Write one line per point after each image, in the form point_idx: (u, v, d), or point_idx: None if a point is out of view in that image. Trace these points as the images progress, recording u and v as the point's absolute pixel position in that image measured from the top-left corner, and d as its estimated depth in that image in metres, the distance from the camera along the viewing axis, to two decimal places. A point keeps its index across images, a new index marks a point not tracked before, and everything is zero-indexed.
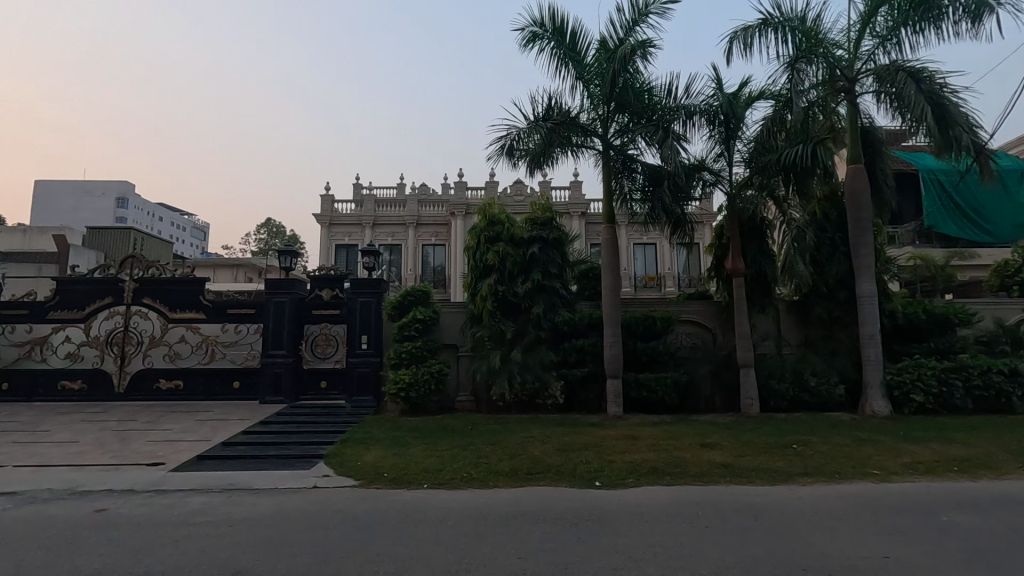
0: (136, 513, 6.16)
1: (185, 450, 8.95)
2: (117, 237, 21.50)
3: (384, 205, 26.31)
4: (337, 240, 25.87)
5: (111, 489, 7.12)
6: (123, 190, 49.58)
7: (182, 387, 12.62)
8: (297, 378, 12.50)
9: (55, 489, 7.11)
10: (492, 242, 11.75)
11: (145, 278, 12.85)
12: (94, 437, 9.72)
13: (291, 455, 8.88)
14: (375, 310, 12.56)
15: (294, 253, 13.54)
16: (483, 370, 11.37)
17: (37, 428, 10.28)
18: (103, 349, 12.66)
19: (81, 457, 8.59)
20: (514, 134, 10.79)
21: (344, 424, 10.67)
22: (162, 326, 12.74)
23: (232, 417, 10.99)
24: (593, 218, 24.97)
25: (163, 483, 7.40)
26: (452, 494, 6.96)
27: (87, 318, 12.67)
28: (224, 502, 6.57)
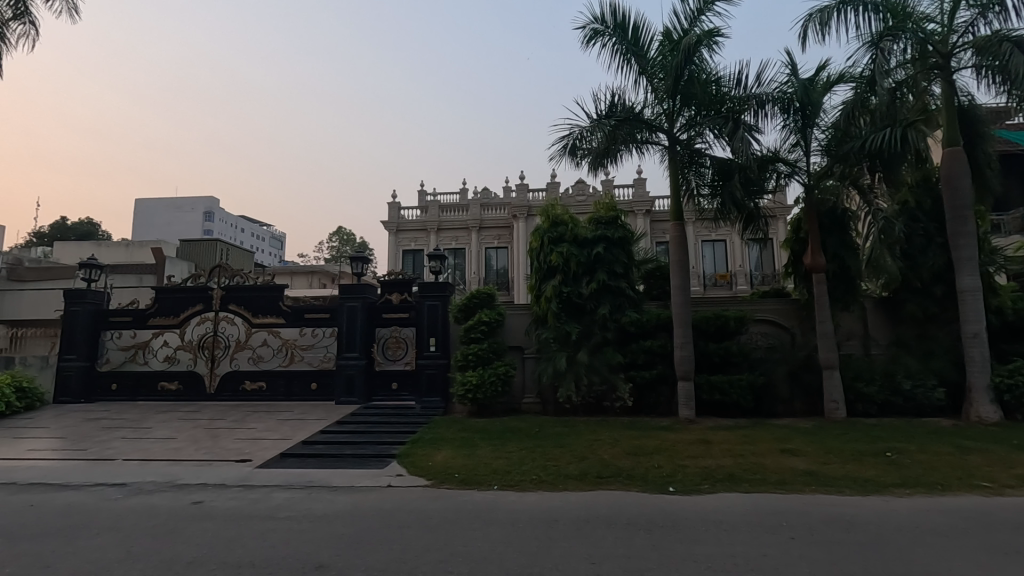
0: (227, 506, 6.56)
1: (269, 448, 9.48)
2: (205, 248, 23.15)
3: (448, 209, 26.85)
4: (404, 246, 26.67)
5: (204, 483, 7.63)
6: (210, 204, 53.37)
7: (265, 387, 13.39)
8: (369, 380, 12.96)
9: (158, 482, 7.72)
10: (556, 242, 11.68)
11: (232, 286, 13.77)
12: (189, 434, 10.48)
13: (365, 454, 9.20)
14: (441, 313, 12.81)
15: (365, 259, 14.07)
16: (549, 371, 11.31)
17: (141, 425, 11.21)
18: (196, 352, 13.66)
19: (178, 453, 9.28)
20: (577, 132, 10.67)
21: (414, 424, 10.95)
22: (246, 330, 13.58)
23: (311, 417, 11.54)
24: (659, 216, 24.35)
25: (250, 479, 7.87)
26: (522, 496, 6.96)
27: (181, 323, 13.71)
28: (305, 498, 6.88)
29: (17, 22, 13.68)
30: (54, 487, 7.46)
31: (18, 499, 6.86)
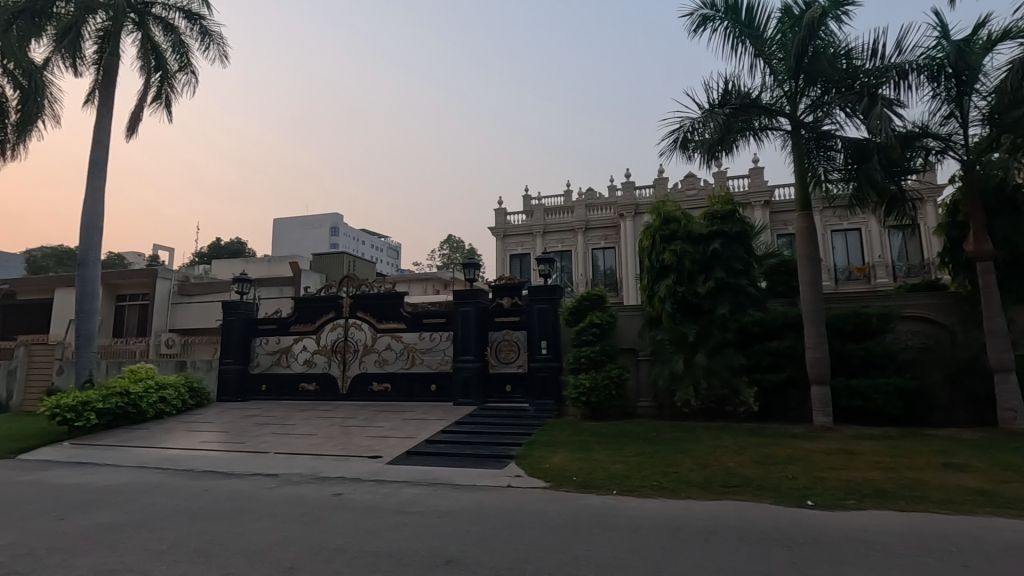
0: (363, 499, 7.10)
1: (396, 445, 10.11)
2: (334, 260, 25.32)
3: (553, 212, 26.97)
4: (511, 250, 27.24)
5: (342, 477, 8.31)
6: (335, 220, 58.28)
7: (390, 389, 14.31)
8: (484, 382, 13.35)
9: (304, 474, 8.54)
10: (668, 240, 11.25)
11: (359, 295, 14.91)
12: (327, 431, 11.49)
13: (484, 455, 9.50)
14: (552, 316, 12.89)
15: (477, 265, 14.53)
16: (665, 374, 10.93)
17: (287, 422, 12.50)
18: (329, 356, 14.95)
19: (319, 448, 10.19)
20: (688, 125, 10.22)
21: (529, 426, 11.10)
22: (372, 335, 14.63)
23: (431, 417, 12.14)
24: (779, 206, 22.62)
25: (382, 474, 8.45)
26: (643, 503, 6.77)
27: (317, 330, 15.09)
28: (430, 495, 7.24)
29: (183, 73, 15.96)
30: (222, 475, 8.54)
31: (195, 484, 7.94)
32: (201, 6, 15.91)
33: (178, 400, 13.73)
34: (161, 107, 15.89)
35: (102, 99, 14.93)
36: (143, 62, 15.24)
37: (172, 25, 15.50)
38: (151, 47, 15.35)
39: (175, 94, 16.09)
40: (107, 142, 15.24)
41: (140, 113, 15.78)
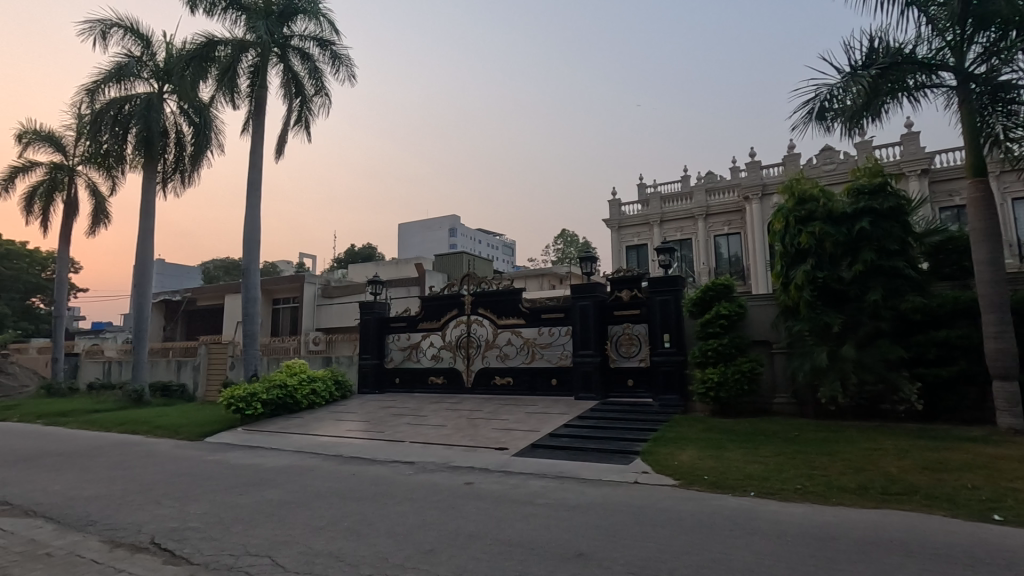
0: (493, 489, 7.35)
1: (521, 438, 10.34)
2: (454, 260, 26.53)
3: (670, 200, 25.89)
4: (626, 242, 26.64)
5: (472, 467, 8.68)
6: (453, 222, 60.96)
7: (512, 382, 14.67)
8: (605, 376, 13.19)
9: (438, 463, 9.05)
10: (805, 222, 10.27)
11: (479, 292, 15.47)
12: (455, 423, 12.08)
13: (608, 449, 9.39)
14: (674, 308, 12.38)
15: (594, 258, 14.37)
16: (806, 368, 10.01)
17: (419, 413, 13.34)
18: (454, 351, 15.69)
19: (449, 439, 10.74)
20: (825, 92, 9.24)
21: (654, 422, 10.78)
22: (493, 331, 15.11)
23: (554, 411, 12.25)
24: (941, 174, 19.69)
25: (509, 466, 8.69)
26: (787, 507, 6.26)
27: (443, 326, 15.92)
28: (557, 488, 7.30)
29: (318, 95, 17.58)
30: (366, 461, 9.32)
31: (343, 469, 8.75)
32: (331, 33, 17.48)
33: (326, 392, 15.23)
34: (302, 129, 17.65)
35: (255, 127, 16.94)
36: (286, 90, 17.01)
37: (308, 54, 17.19)
38: (292, 76, 17.12)
39: (313, 116, 17.77)
40: (260, 164, 17.27)
41: (285, 136, 17.66)
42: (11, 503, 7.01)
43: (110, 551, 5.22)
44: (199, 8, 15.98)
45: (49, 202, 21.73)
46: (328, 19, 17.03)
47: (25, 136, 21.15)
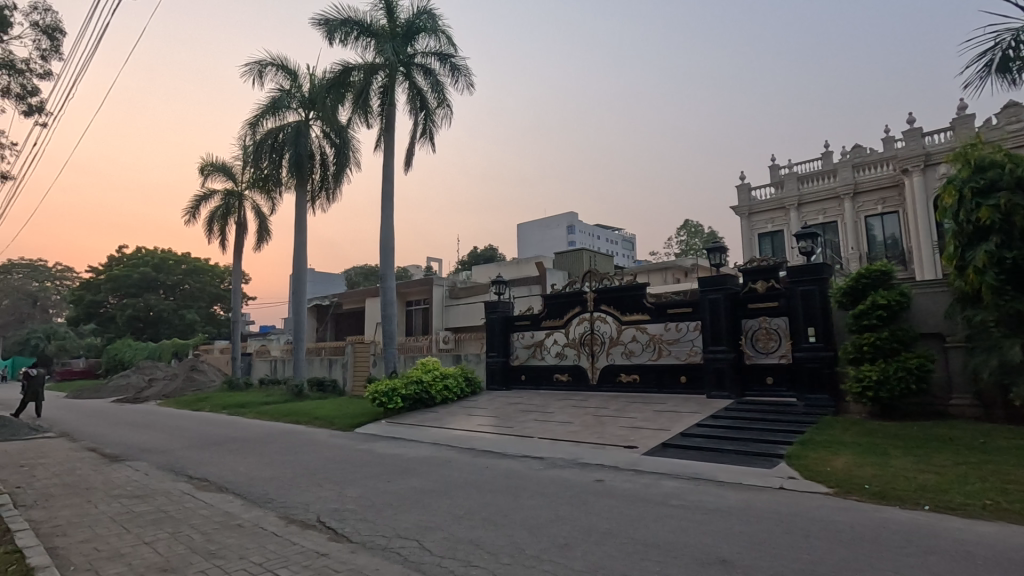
0: (625, 487, 7.23)
1: (651, 436, 10.06)
2: (574, 257, 26.55)
3: (809, 180, 23.58)
4: (759, 229, 24.81)
5: (601, 464, 8.62)
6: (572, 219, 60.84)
7: (638, 380, 14.32)
8: (740, 374, 12.38)
9: (567, 459, 9.12)
10: (985, 194, 8.78)
11: (602, 288, 15.37)
12: (582, 420, 12.07)
13: (748, 452, 8.80)
14: (820, 299, 11.27)
15: (723, 249, 13.54)
16: (992, 365, 8.57)
17: (546, 410, 13.52)
18: (578, 348, 15.70)
19: (576, 435, 10.77)
20: (1008, 39, 7.83)
21: (800, 423, 9.89)
22: (617, 327, 14.89)
23: (685, 409, 11.75)
24: None
25: (639, 465, 8.50)
26: (973, 525, 5.41)
27: (566, 323, 16.02)
28: (693, 489, 6.99)
29: (440, 107, 18.60)
30: (497, 455, 9.66)
31: (477, 462, 9.15)
32: (450, 46, 18.44)
33: (457, 388, 16.03)
34: (427, 140, 18.72)
35: (386, 143, 18.32)
36: (411, 105, 18.18)
37: (430, 68, 18.28)
38: (417, 91, 18.24)
39: (436, 127, 18.78)
40: (392, 177, 18.65)
41: (413, 148, 18.88)
42: (210, 479, 8.29)
43: (287, 525, 5.96)
44: (336, 39, 17.63)
45: (226, 223, 25.37)
46: (447, 33, 17.97)
47: (206, 169, 24.91)
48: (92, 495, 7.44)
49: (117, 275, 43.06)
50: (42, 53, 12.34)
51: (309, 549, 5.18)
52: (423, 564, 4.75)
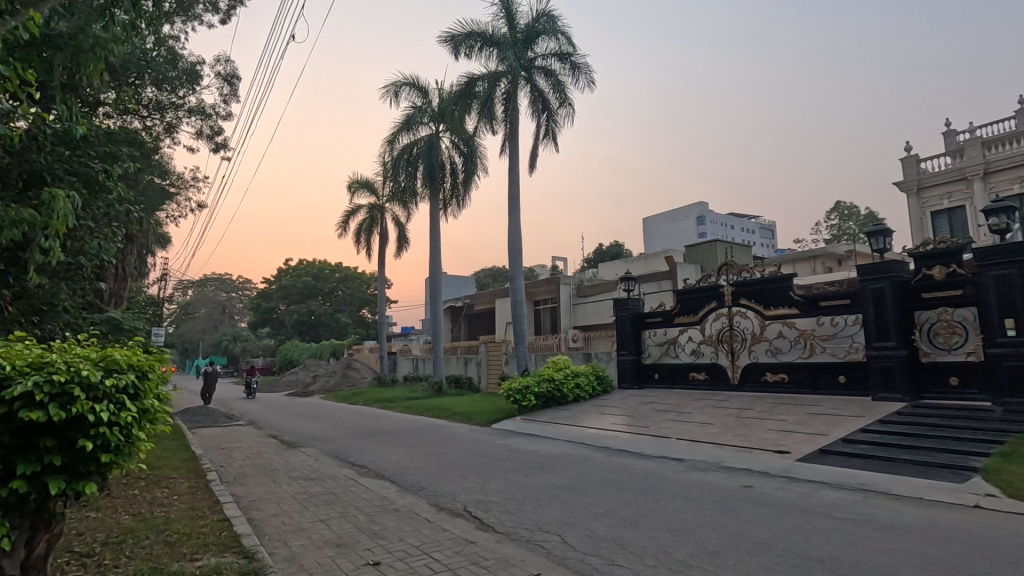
0: (778, 495, 6.69)
1: (806, 442, 9.18)
2: (708, 250, 25.24)
3: (998, 144, 19.92)
4: (932, 206, 21.64)
5: (749, 469, 8.07)
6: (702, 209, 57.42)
7: (788, 379, 13.16)
8: (914, 374, 10.85)
9: (709, 462, 8.67)
10: None
11: (741, 282, 14.40)
12: (724, 421, 11.38)
13: (929, 462, 7.67)
14: (1019, 285, 9.50)
15: (886, 231, 11.90)
16: None
17: (683, 410, 12.96)
18: (716, 346, 14.84)
19: (719, 437, 10.17)
20: None
21: (997, 431, 8.39)
22: (760, 323, 13.86)
23: (845, 412, 10.55)
24: None
25: (794, 471, 7.81)
26: None
27: (701, 320, 15.22)
28: (861, 502, 6.26)
29: (562, 106, 18.70)
30: (634, 455, 9.47)
31: (613, 461, 9.05)
32: (570, 45, 18.52)
33: (589, 387, 15.94)
34: (550, 140, 18.92)
35: (511, 148, 18.84)
36: (533, 108, 18.50)
37: (551, 70, 18.49)
38: (539, 93, 18.50)
39: (558, 127, 18.91)
40: (518, 180, 19.13)
41: (537, 149, 19.18)
42: (369, 467, 9.15)
43: (437, 512, 6.40)
44: (461, 53, 18.50)
45: (371, 235, 27.85)
46: (566, 32, 18.06)
47: (352, 186, 27.55)
48: (277, 476, 8.59)
49: (285, 285, 49.63)
50: (225, 98, 14.54)
51: (459, 536, 5.49)
52: (567, 559, 4.81)
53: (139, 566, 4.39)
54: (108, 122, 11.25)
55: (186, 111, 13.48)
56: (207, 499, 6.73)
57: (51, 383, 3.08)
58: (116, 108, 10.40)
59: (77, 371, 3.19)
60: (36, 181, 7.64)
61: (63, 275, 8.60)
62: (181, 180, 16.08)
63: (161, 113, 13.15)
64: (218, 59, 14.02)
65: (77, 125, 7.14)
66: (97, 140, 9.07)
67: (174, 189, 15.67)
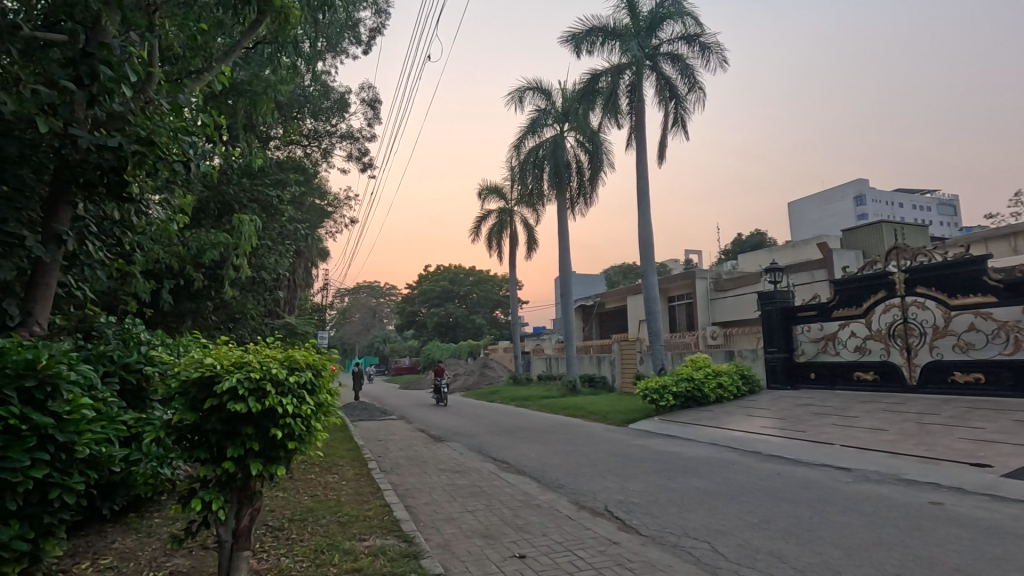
0: (978, 516, 5.70)
1: (1013, 454, 7.71)
2: (870, 233, 22.38)
3: None
4: None
5: (936, 484, 6.97)
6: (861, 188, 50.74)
7: (984, 380, 11.17)
8: None
9: (884, 473, 7.64)
10: None
11: (917, 268, 12.53)
12: (900, 427, 9.96)
13: None
14: None
15: None
16: None
17: (847, 413, 11.58)
18: (887, 341, 13.05)
19: (895, 445, 8.93)
20: None
21: None
22: (944, 315, 11.96)
23: None
24: None
25: (997, 489, 6.59)
26: None
27: (867, 312, 13.47)
28: None
29: (692, 92, 17.85)
30: (791, 461, 8.67)
31: (765, 467, 8.37)
32: (698, 25, 17.61)
33: (733, 386, 14.90)
34: (680, 128, 18.10)
35: (637, 140, 18.34)
36: (660, 97, 17.84)
37: (678, 55, 17.75)
38: (665, 80, 17.82)
39: (688, 113, 18.05)
40: (646, 173, 18.55)
41: (665, 139, 18.46)
42: (510, 462, 9.46)
43: (578, 510, 6.41)
44: (583, 50, 18.35)
45: (501, 238, 28.80)
46: (693, 13, 17.20)
47: (483, 192, 28.70)
48: (427, 467, 9.24)
49: (426, 289, 53.17)
50: (370, 121, 15.98)
51: (601, 535, 5.45)
52: (719, 568, 4.54)
53: (320, 542, 4.98)
54: (280, 153, 13.00)
55: (338, 137, 15.04)
56: (370, 485, 7.45)
57: (249, 379, 3.60)
58: (284, 141, 11.95)
59: (269, 370, 3.71)
60: (229, 208, 9.07)
61: (250, 287, 10.09)
62: (337, 199, 18.02)
63: (318, 141, 14.81)
64: (362, 86, 15.44)
65: (256, 157, 8.35)
66: (272, 170, 10.51)
67: (331, 208, 17.59)
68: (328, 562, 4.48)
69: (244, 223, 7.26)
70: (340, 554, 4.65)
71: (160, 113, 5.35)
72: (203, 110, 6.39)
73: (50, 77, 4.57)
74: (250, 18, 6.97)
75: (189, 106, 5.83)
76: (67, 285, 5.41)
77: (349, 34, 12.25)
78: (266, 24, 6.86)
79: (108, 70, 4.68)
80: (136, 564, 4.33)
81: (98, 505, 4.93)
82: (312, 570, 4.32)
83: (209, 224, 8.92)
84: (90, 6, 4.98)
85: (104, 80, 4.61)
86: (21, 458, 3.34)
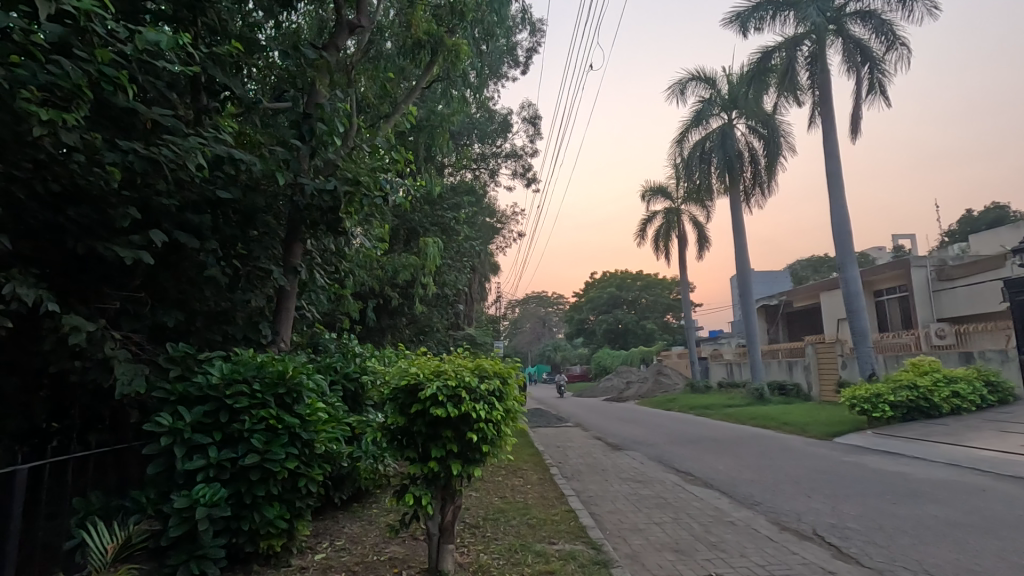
0: None
1: None
2: None
3: None
4: None
5: None
6: None
7: None
8: None
9: None
10: None
11: None
12: None
13: None
14: None
15: None
16: None
17: None
18: None
19: None
20: None
21: None
22: None
23: None
24: None
25: None
26: None
27: None
28: None
29: (891, 51, 15.44)
30: None
31: None
32: None
33: (975, 395, 12.22)
34: (878, 95, 15.70)
35: (824, 116, 16.29)
36: (850, 63, 15.69)
37: (870, 11, 15.52)
38: (856, 43, 15.63)
39: (888, 76, 15.60)
40: (836, 151, 16.38)
41: (859, 110, 16.13)
42: (695, 475, 8.95)
43: (781, 532, 5.81)
44: (750, 28, 16.85)
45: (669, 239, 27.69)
46: None
47: (647, 194, 27.93)
48: (608, 475, 9.18)
49: (593, 297, 53.26)
50: (531, 138, 16.60)
51: (813, 562, 4.85)
52: None
53: (513, 542, 5.22)
54: (455, 178, 14.18)
55: (503, 156, 15.91)
56: (553, 490, 7.64)
57: (447, 386, 3.95)
58: (456, 166, 13.02)
59: (462, 377, 4.02)
60: (415, 233, 10.10)
61: (436, 302, 11.10)
62: (505, 216, 19.06)
63: (486, 163, 15.81)
64: (523, 105, 16.14)
65: (437, 183, 9.22)
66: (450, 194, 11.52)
67: (500, 224, 18.64)
68: (523, 562, 4.66)
69: (429, 245, 8.01)
70: (533, 555, 4.82)
71: (362, 155, 6.21)
72: (393, 147, 7.21)
73: (282, 138, 5.60)
74: (426, 61, 7.74)
75: (382, 146, 6.64)
76: (301, 308, 6.49)
77: (508, 58, 12.92)
78: (439, 63, 7.60)
79: (322, 126, 5.58)
80: (362, 547, 4.98)
81: (331, 494, 5.74)
82: (509, 568, 4.55)
83: (401, 248, 10.06)
84: (308, 76, 6.02)
85: (321, 135, 5.54)
86: (279, 451, 4.06)
